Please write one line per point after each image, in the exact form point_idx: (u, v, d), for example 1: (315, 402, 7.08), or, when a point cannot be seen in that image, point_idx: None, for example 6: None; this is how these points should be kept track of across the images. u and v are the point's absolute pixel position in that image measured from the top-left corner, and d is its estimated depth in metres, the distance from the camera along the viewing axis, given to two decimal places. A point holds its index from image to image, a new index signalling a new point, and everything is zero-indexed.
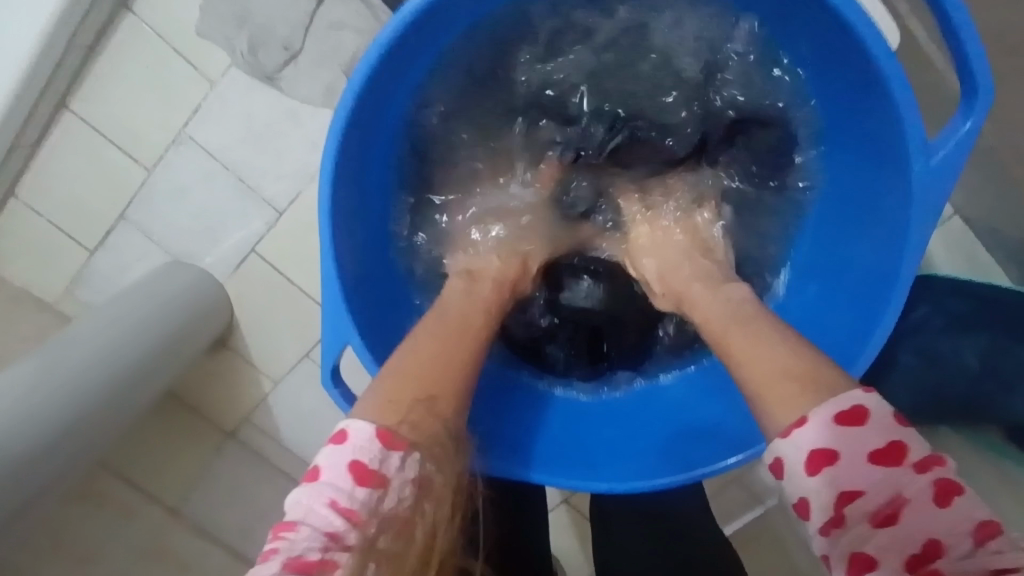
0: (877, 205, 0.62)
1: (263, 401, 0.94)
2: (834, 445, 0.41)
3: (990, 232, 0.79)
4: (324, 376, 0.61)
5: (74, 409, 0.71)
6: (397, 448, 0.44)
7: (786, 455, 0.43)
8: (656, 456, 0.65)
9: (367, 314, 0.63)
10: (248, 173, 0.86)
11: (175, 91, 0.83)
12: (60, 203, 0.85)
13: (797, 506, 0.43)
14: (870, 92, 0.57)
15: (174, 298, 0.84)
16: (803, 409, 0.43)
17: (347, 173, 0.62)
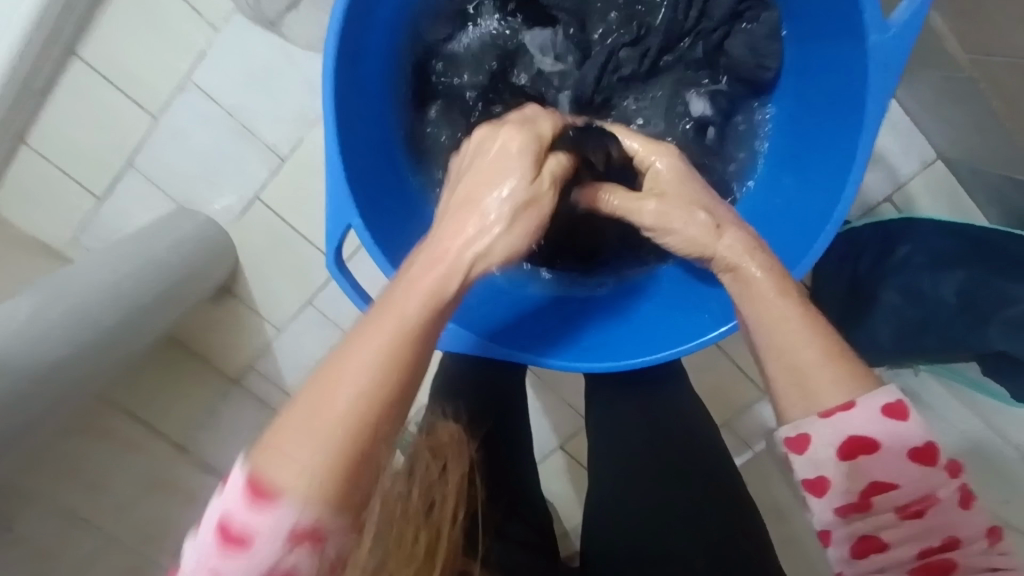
0: (842, 94, 0.60)
1: (266, 347, 0.98)
2: (875, 437, 0.43)
3: (971, 172, 0.80)
4: (328, 262, 0.58)
5: (72, 343, 0.71)
6: (273, 510, 0.37)
7: (817, 436, 0.45)
8: (639, 347, 0.66)
9: (370, 208, 0.62)
10: (249, 118, 0.86)
11: (178, 37, 0.83)
12: (69, 151, 0.88)
13: (815, 484, 0.45)
14: None
15: (177, 242, 0.86)
16: (852, 393, 0.44)
17: (348, 61, 0.60)
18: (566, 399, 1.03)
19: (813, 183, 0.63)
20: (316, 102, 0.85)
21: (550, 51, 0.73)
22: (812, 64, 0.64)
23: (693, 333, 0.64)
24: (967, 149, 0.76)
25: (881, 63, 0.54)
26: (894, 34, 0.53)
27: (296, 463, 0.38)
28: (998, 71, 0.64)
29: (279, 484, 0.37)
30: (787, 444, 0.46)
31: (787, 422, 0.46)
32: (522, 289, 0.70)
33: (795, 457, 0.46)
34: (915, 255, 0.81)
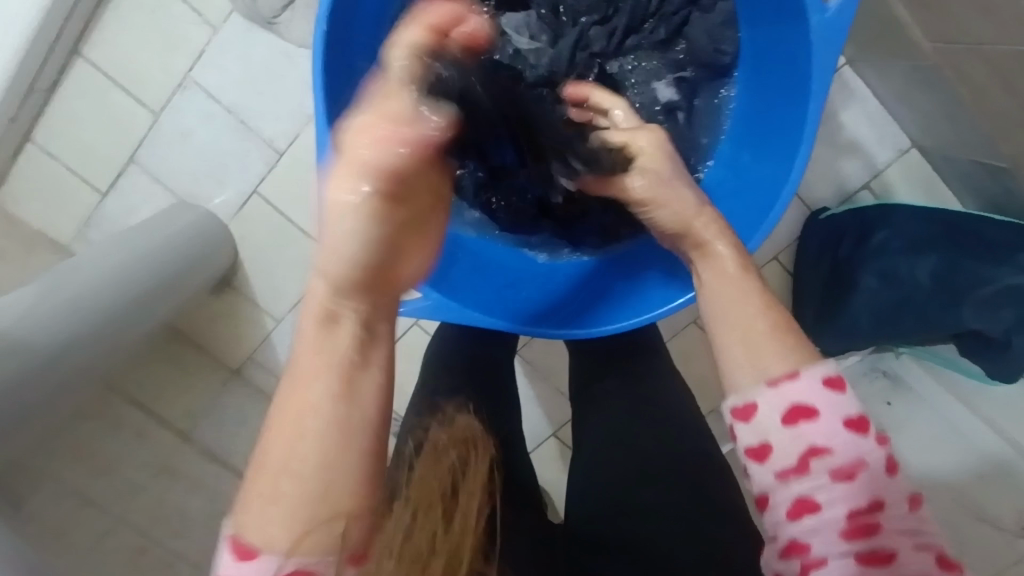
0: (790, 74, 0.64)
1: (265, 339, 1.00)
2: (816, 404, 0.45)
3: (943, 158, 0.83)
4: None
5: (75, 331, 0.73)
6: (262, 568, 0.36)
7: (761, 403, 0.46)
8: (609, 317, 0.70)
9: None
10: (247, 114, 0.89)
11: (179, 37, 0.86)
12: (74, 148, 0.91)
13: (756, 451, 0.46)
14: None
15: (178, 234, 0.89)
16: (796, 365, 0.47)
17: (337, 48, 0.63)
18: (559, 388, 1.06)
19: (766, 161, 0.67)
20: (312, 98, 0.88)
21: (525, 31, 0.74)
22: (761, 49, 0.68)
23: (658, 299, 0.68)
24: (940, 137, 0.79)
25: (826, 43, 0.57)
26: (833, 14, 0.56)
27: (262, 526, 0.37)
28: (960, 58, 0.67)
29: (255, 546, 0.36)
30: (732, 413, 0.48)
31: (733, 392, 0.48)
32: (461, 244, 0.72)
33: (739, 427, 0.47)
34: (891, 240, 0.84)
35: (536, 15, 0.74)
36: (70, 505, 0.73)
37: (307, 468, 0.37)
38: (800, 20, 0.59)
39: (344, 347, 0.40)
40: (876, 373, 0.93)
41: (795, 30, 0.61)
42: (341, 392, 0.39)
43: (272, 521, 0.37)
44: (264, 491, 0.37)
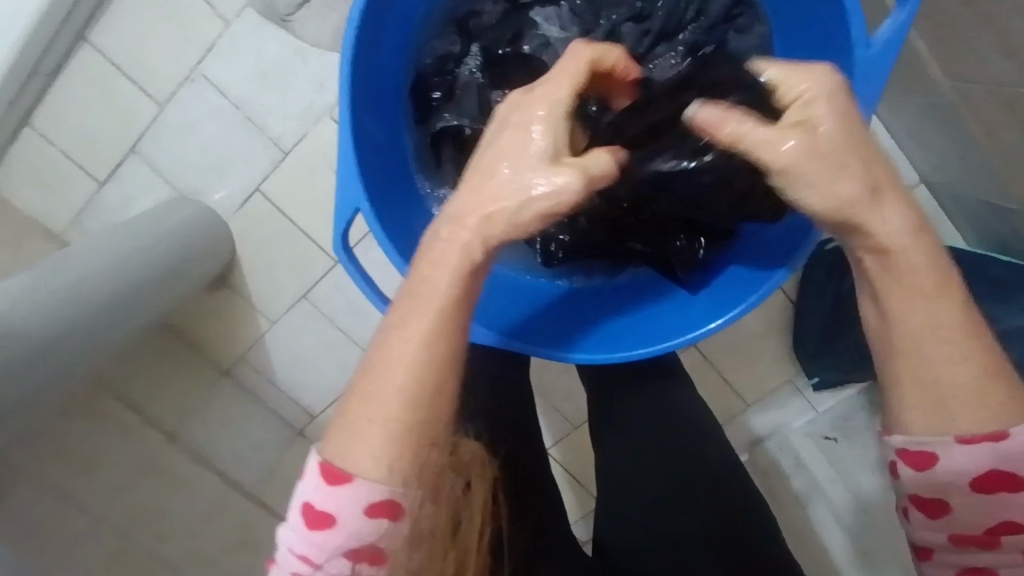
0: None
1: (259, 339, 0.99)
2: (1018, 471, 0.45)
3: (950, 195, 0.83)
4: (335, 243, 0.60)
5: (70, 322, 0.72)
6: (342, 483, 0.43)
7: (943, 455, 0.46)
8: (680, 326, 0.65)
9: (380, 195, 0.63)
10: (255, 111, 0.88)
11: (190, 28, 0.85)
12: (73, 135, 0.89)
13: (936, 506, 0.47)
14: None
15: (176, 231, 0.87)
16: (1007, 426, 0.45)
17: (364, 49, 0.61)
18: (555, 405, 1.04)
19: None
20: (323, 98, 0.87)
21: (555, 23, 0.71)
22: None
23: (715, 313, 0.64)
24: (947, 173, 0.80)
25: (864, 77, 0.56)
26: (878, 52, 0.55)
27: (367, 424, 0.44)
28: (976, 99, 0.67)
29: (348, 469, 0.44)
30: (901, 454, 0.48)
31: (911, 437, 0.47)
32: (403, 199, 0.68)
33: (909, 470, 0.48)
34: None
35: (570, 7, 0.72)
36: (50, 501, 0.72)
37: (414, 381, 0.44)
38: (845, 60, 0.58)
39: (467, 285, 0.45)
40: (874, 407, 0.95)
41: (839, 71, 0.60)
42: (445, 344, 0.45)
43: (373, 433, 0.44)
44: (371, 397, 0.44)
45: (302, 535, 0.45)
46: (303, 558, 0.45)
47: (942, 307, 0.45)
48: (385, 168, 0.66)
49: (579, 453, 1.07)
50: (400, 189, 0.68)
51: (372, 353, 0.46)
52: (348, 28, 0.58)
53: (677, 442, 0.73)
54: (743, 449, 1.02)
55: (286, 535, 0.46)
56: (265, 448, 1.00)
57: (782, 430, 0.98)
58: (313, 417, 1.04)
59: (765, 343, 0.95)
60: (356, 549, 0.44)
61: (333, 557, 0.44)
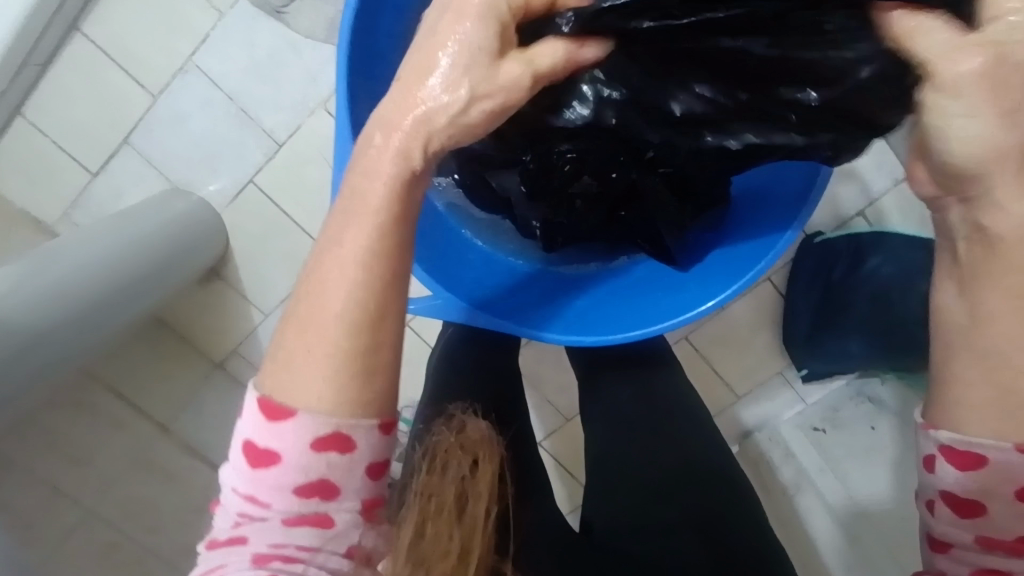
0: None
1: (251, 333, 0.98)
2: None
3: None
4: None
5: (60, 313, 0.71)
6: (281, 418, 0.41)
7: (993, 461, 0.44)
8: (676, 304, 0.65)
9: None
10: (248, 103, 0.88)
11: (184, 20, 0.85)
12: (65, 126, 0.88)
13: (966, 502, 0.45)
14: None
15: (167, 222, 0.87)
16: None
17: (366, 37, 0.62)
18: (548, 397, 1.05)
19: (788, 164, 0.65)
20: (317, 89, 0.87)
21: None
22: None
23: (706, 294, 0.64)
24: None
25: None
26: None
27: (304, 358, 0.42)
28: None
29: (290, 404, 0.41)
30: (949, 452, 0.46)
31: (963, 435, 0.45)
32: None
33: (951, 468, 0.45)
34: None
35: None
36: None
37: (355, 296, 0.42)
38: None
39: (404, 194, 0.43)
40: (862, 398, 0.96)
41: None
42: (384, 258, 0.42)
43: (317, 364, 0.41)
44: (309, 328, 0.42)
45: (245, 475, 0.42)
46: (249, 499, 0.42)
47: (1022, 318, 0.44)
48: None
49: (571, 446, 1.07)
50: None
51: (307, 279, 0.43)
52: (346, 12, 0.60)
53: (666, 430, 0.74)
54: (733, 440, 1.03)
55: (231, 482, 0.43)
56: None
57: (772, 422, 1.00)
58: None
59: (754, 336, 0.97)
60: (304, 487, 0.41)
61: (279, 496, 0.41)
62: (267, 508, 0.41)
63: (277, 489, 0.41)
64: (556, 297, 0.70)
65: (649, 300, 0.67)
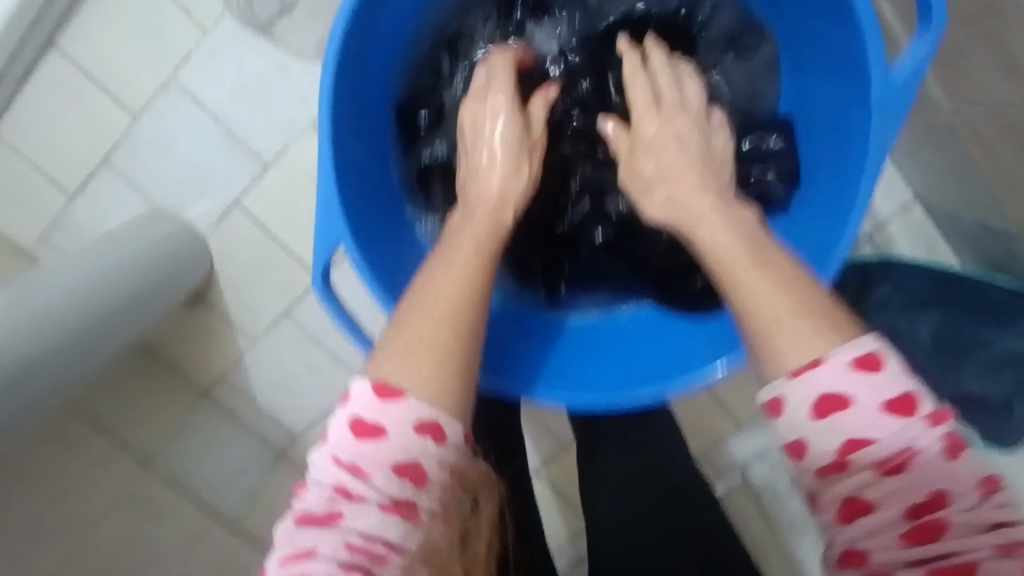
0: (850, 128, 0.61)
1: (240, 359, 0.96)
2: (846, 391, 0.43)
3: (946, 217, 0.82)
4: (315, 281, 0.57)
5: (42, 352, 0.68)
6: (393, 398, 0.44)
7: (791, 397, 0.45)
8: (679, 369, 0.62)
9: (363, 227, 0.60)
10: (235, 124, 0.84)
11: (166, 36, 0.81)
12: (40, 145, 0.84)
13: (794, 450, 0.45)
14: (841, 20, 0.58)
15: (153, 249, 0.83)
16: (820, 352, 0.45)
17: (347, 72, 0.59)
18: (545, 423, 1.02)
19: (834, 185, 0.63)
20: (308, 110, 0.84)
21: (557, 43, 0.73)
22: (817, 128, 0.67)
23: (709, 357, 0.61)
24: (942, 194, 0.79)
25: (880, 105, 0.54)
26: (897, 82, 0.54)
27: (403, 372, 0.46)
28: (980, 129, 0.66)
29: (399, 385, 0.45)
30: (765, 407, 0.47)
31: (764, 386, 0.47)
32: (392, 236, 0.66)
33: (773, 420, 0.46)
34: (893, 296, 0.81)
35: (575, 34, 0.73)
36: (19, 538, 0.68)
37: (462, 303, 0.50)
38: (864, 80, 0.57)
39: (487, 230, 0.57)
40: None
41: (858, 85, 0.59)
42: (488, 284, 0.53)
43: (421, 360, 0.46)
44: (413, 353, 0.47)
45: (349, 449, 0.44)
46: (349, 472, 0.44)
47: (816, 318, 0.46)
48: (371, 205, 0.64)
49: (568, 473, 1.04)
50: (392, 226, 0.66)
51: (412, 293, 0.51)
52: (331, 42, 0.56)
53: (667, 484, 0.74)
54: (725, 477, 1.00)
55: (328, 460, 0.44)
56: (246, 470, 0.98)
57: (774, 450, 0.97)
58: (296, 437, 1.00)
59: None
60: (405, 467, 0.43)
61: (379, 474, 0.43)
62: (364, 490, 0.43)
63: (377, 466, 0.43)
64: (541, 350, 0.68)
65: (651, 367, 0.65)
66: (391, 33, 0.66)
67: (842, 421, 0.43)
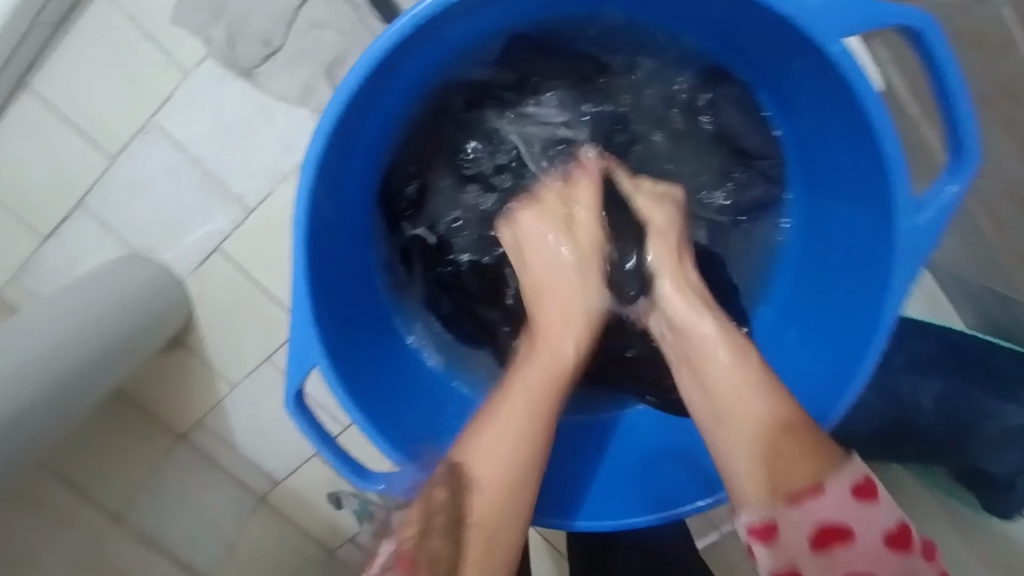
0: (860, 245, 0.58)
1: (218, 405, 0.93)
2: (849, 522, 0.44)
3: (949, 275, 0.80)
4: (287, 402, 0.54)
5: (13, 410, 0.64)
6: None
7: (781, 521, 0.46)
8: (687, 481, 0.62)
9: (338, 340, 0.57)
10: (215, 167, 0.81)
11: (145, 77, 0.77)
12: (11, 185, 0.81)
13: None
14: (859, 141, 0.53)
15: (129, 297, 0.80)
16: (814, 475, 0.46)
17: (328, 176, 0.54)
18: None
19: (841, 293, 0.60)
20: (292, 155, 0.81)
21: (552, 109, 0.69)
22: (821, 224, 0.64)
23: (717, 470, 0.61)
24: (949, 253, 0.77)
25: (908, 249, 0.51)
26: (926, 221, 0.50)
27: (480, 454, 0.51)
28: (990, 193, 0.64)
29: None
30: (750, 532, 0.48)
31: (752, 513, 0.48)
32: (371, 337, 0.64)
33: (761, 547, 0.47)
34: (894, 355, 0.78)
35: (564, 106, 0.69)
36: None
37: (526, 437, 0.52)
38: (885, 213, 0.53)
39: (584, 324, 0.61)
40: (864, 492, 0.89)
41: (873, 208, 0.55)
42: (551, 416, 0.54)
43: (506, 447, 0.51)
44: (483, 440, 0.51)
45: None
46: None
47: (810, 451, 0.48)
48: (345, 308, 0.61)
49: None
50: (376, 326, 0.66)
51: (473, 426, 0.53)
52: (306, 158, 0.50)
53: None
54: (716, 527, 0.97)
55: None
56: (221, 521, 0.94)
57: None
58: (275, 482, 0.98)
59: None
60: None
61: None
62: None
63: None
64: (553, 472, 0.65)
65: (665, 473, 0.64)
66: (380, 126, 0.62)
67: (840, 556, 0.44)
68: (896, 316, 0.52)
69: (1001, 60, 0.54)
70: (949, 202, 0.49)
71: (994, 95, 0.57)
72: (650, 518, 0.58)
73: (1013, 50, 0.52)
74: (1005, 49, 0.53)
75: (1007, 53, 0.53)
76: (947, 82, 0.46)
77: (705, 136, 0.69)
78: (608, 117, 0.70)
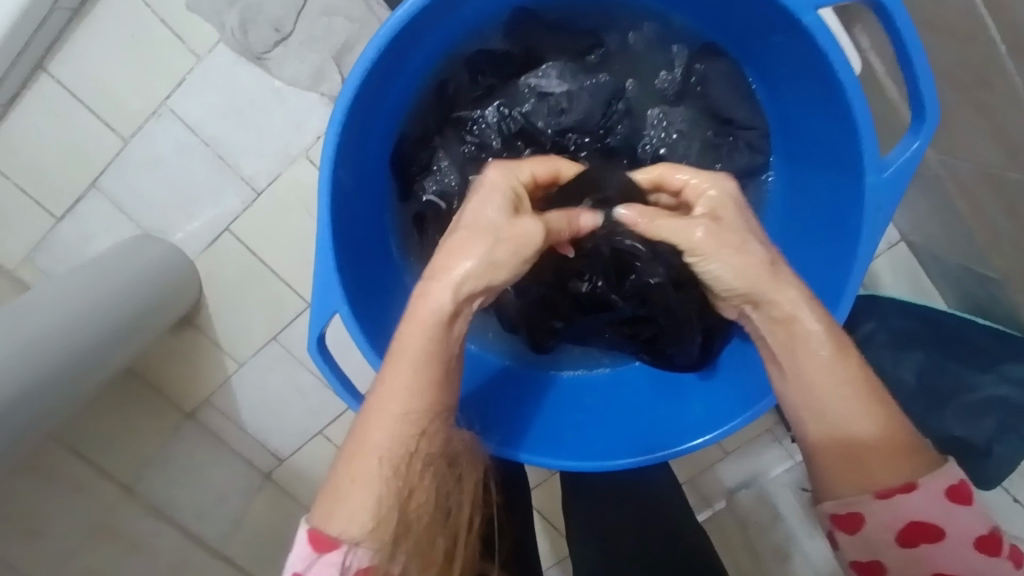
0: (835, 199, 0.62)
1: (226, 383, 0.95)
2: (939, 522, 0.45)
3: (930, 256, 0.83)
4: (310, 346, 0.57)
5: (36, 372, 0.67)
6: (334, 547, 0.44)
7: (869, 514, 0.46)
8: (672, 433, 0.65)
9: (359, 294, 0.60)
10: (226, 149, 0.84)
11: (160, 62, 0.80)
12: (26, 165, 0.83)
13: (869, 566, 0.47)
14: (832, 108, 0.57)
15: (140, 273, 0.82)
16: (910, 473, 0.46)
17: (350, 138, 0.58)
18: None
19: (828, 224, 0.63)
20: (301, 138, 0.84)
21: (553, 78, 0.70)
22: (805, 174, 0.67)
23: (700, 425, 0.65)
24: (929, 235, 0.80)
25: (875, 202, 0.55)
26: (890, 176, 0.54)
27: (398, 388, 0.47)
28: (965, 175, 0.68)
29: (337, 535, 0.44)
30: (833, 519, 0.48)
31: (836, 498, 0.48)
32: (387, 293, 0.67)
33: (843, 533, 0.48)
34: (877, 333, 0.82)
35: (566, 74, 0.70)
36: None
37: (430, 368, 0.48)
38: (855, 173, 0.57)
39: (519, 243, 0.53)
40: None
41: (845, 171, 0.59)
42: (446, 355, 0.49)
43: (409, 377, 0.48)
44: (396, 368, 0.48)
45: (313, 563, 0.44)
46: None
47: (907, 453, 0.47)
48: (364, 265, 0.64)
49: (555, 500, 1.04)
50: (392, 283, 0.69)
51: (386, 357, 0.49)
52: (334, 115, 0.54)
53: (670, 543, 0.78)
54: (710, 502, 1.00)
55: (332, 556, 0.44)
56: (227, 496, 0.96)
57: (760, 480, 0.97)
58: (280, 460, 1.01)
59: None
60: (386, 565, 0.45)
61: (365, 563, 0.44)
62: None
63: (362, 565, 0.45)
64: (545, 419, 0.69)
65: (653, 427, 0.67)
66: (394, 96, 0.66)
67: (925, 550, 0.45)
68: (867, 261, 0.56)
69: (971, 46, 0.58)
70: (910, 159, 0.53)
71: (967, 80, 0.61)
72: (633, 459, 0.62)
73: (981, 37, 0.56)
74: (974, 37, 0.57)
75: (976, 40, 0.57)
76: (908, 55, 0.50)
77: (697, 109, 0.71)
78: (608, 87, 0.70)
